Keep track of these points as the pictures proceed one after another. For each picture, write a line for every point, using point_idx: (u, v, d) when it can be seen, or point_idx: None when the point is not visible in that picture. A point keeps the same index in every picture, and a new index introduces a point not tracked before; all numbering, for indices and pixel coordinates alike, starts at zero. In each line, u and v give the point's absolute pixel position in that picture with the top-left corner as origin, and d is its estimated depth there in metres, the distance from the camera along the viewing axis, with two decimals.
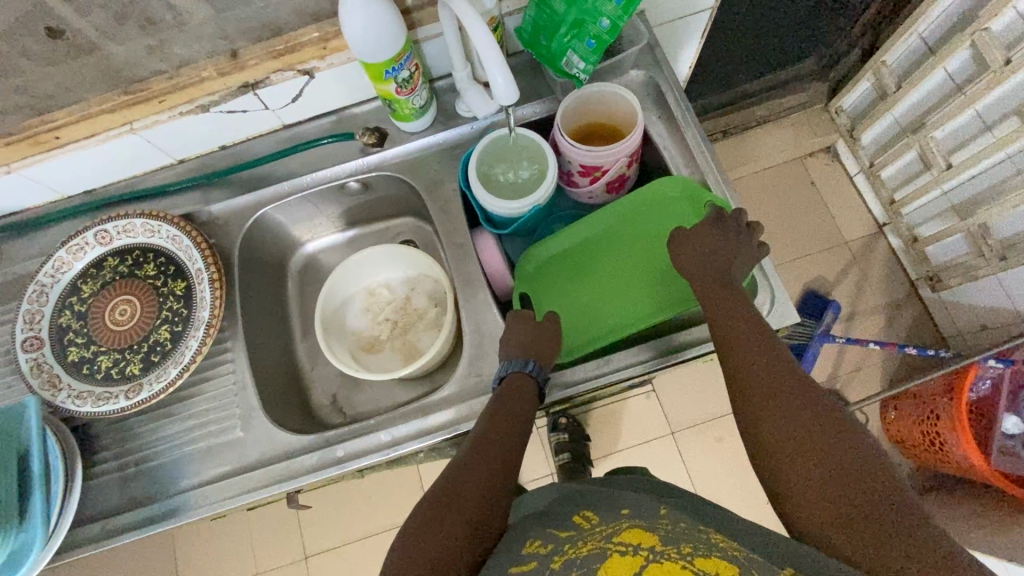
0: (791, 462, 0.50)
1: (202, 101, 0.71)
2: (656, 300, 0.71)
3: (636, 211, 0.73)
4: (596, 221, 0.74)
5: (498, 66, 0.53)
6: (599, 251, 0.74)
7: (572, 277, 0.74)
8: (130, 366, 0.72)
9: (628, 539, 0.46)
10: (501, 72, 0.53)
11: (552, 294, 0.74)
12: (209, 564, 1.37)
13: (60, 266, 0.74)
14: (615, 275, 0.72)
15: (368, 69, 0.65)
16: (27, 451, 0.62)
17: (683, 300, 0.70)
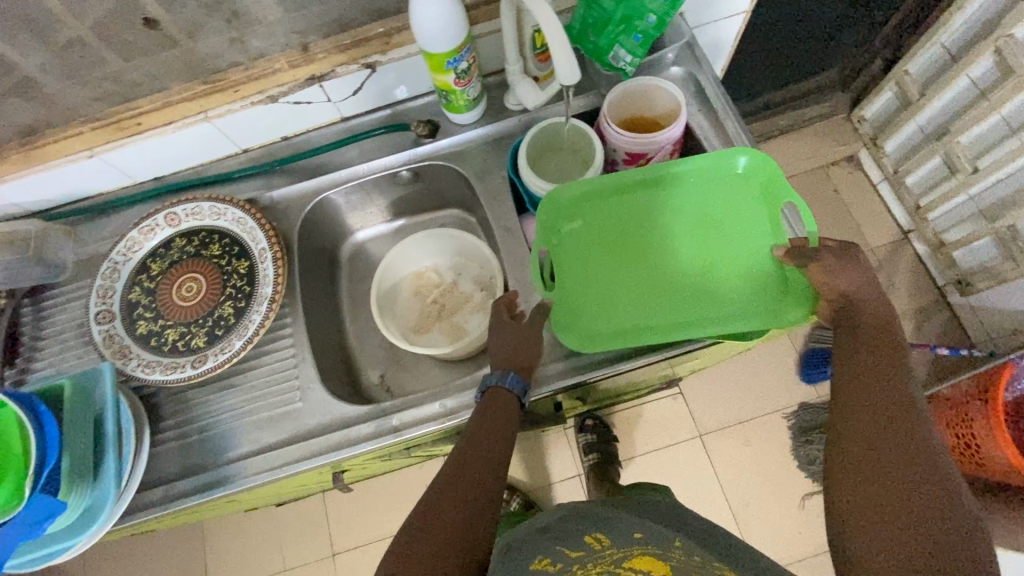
0: (861, 499, 0.46)
1: (272, 91, 0.76)
2: (667, 286, 0.69)
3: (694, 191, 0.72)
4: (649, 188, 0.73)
5: (564, 47, 0.59)
6: (643, 225, 0.72)
7: (599, 245, 0.72)
8: (196, 339, 0.75)
9: (639, 565, 0.51)
10: (566, 53, 0.59)
11: (573, 256, 0.72)
12: (237, 559, 1.38)
13: (132, 246, 0.79)
14: (645, 248, 0.71)
15: (430, 60, 0.70)
16: (102, 413, 0.65)
17: (714, 290, 0.68)
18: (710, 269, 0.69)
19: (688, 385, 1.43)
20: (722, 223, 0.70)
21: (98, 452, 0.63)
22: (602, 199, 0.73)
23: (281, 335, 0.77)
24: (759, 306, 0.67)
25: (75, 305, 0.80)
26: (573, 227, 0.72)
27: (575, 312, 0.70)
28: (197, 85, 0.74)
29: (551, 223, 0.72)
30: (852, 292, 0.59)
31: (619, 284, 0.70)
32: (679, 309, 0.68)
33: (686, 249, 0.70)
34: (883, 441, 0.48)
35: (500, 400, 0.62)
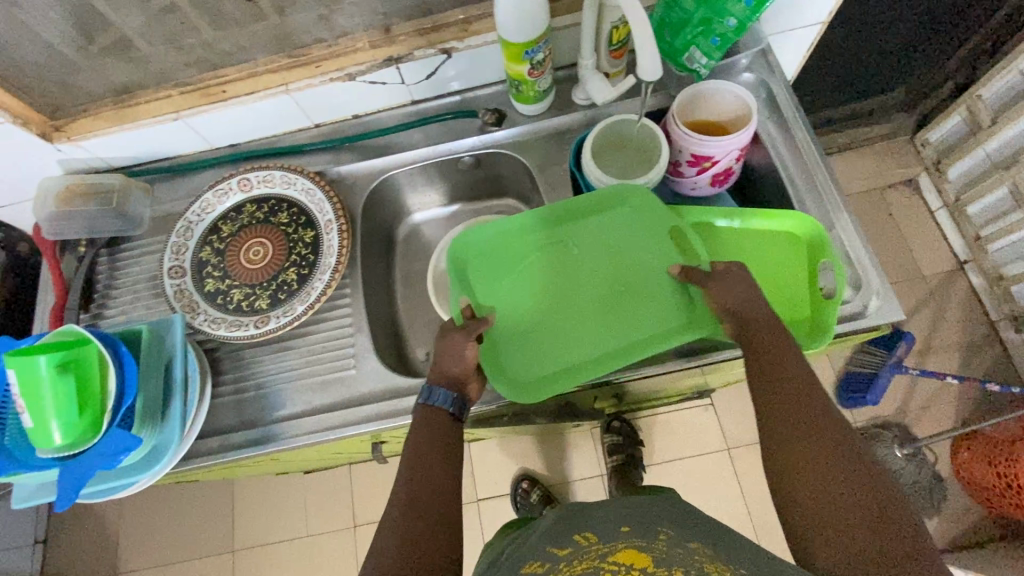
0: (815, 504, 0.50)
1: (351, 70, 0.78)
2: (588, 318, 0.70)
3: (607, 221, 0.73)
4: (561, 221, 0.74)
5: (649, 44, 0.60)
6: (552, 255, 0.73)
7: (512, 279, 0.72)
8: (259, 301, 0.79)
9: (622, 560, 0.50)
10: (650, 50, 0.60)
11: (484, 292, 0.72)
12: (263, 520, 1.43)
13: (206, 207, 0.83)
14: (561, 282, 0.72)
15: (508, 49, 0.71)
16: (172, 361, 0.69)
17: (630, 318, 0.69)
18: (618, 295, 0.71)
19: (720, 397, 1.42)
20: (633, 247, 0.72)
21: (167, 396, 0.67)
22: (500, 237, 0.75)
23: (339, 305, 0.79)
24: (670, 328, 0.68)
25: (148, 259, 0.84)
26: (479, 268, 0.73)
27: (495, 359, 0.69)
28: (283, 58, 0.77)
29: (448, 277, 0.74)
30: (745, 306, 0.62)
31: (533, 319, 0.71)
32: (597, 338, 0.69)
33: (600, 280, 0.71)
34: (824, 463, 0.52)
35: (429, 416, 0.62)
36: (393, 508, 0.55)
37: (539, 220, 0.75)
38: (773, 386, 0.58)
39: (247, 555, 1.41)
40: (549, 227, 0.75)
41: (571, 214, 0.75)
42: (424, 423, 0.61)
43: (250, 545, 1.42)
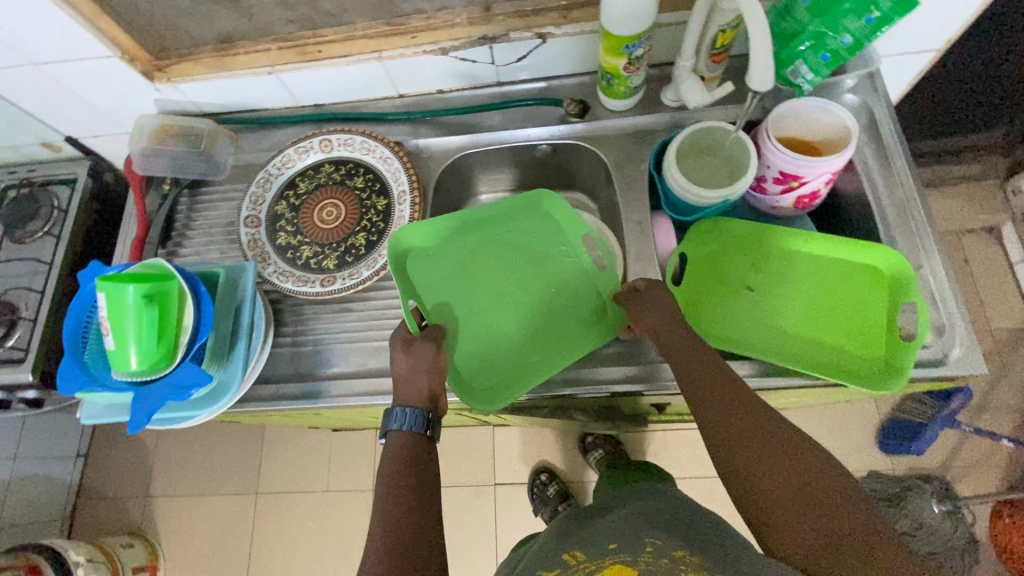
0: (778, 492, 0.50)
1: (445, 44, 0.78)
2: (510, 322, 0.74)
3: (517, 224, 0.78)
4: (478, 224, 0.78)
5: (768, 57, 0.58)
6: (483, 257, 0.77)
7: (456, 281, 0.75)
8: (326, 260, 0.81)
9: None
10: (768, 64, 0.59)
11: (436, 295, 0.74)
12: (288, 469, 1.49)
13: (286, 162, 0.85)
14: (484, 288, 0.75)
15: (608, 40, 0.70)
16: (241, 306, 0.72)
17: (541, 318, 0.74)
18: (536, 297, 0.75)
19: None
20: (549, 252, 0.76)
21: (233, 339, 0.70)
22: (447, 238, 0.77)
23: None
24: (588, 331, 0.72)
25: (225, 205, 0.87)
26: (426, 264, 0.75)
27: (456, 363, 0.71)
28: (381, 25, 0.78)
29: (405, 274, 0.74)
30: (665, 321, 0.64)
31: (476, 322, 0.74)
32: (525, 340, 0.73)
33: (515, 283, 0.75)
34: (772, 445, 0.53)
35: (401, 437, 0.60)
36: (370, 551, 0.51)
37: (476, 224, 0.77)
38: (697, 385, 0.58)
39: (269, 499, 1.47)
40: (481, 230, 0.78)
41: (499, 220, 0.78)
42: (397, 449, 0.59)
43: (273, 490, 1.48)
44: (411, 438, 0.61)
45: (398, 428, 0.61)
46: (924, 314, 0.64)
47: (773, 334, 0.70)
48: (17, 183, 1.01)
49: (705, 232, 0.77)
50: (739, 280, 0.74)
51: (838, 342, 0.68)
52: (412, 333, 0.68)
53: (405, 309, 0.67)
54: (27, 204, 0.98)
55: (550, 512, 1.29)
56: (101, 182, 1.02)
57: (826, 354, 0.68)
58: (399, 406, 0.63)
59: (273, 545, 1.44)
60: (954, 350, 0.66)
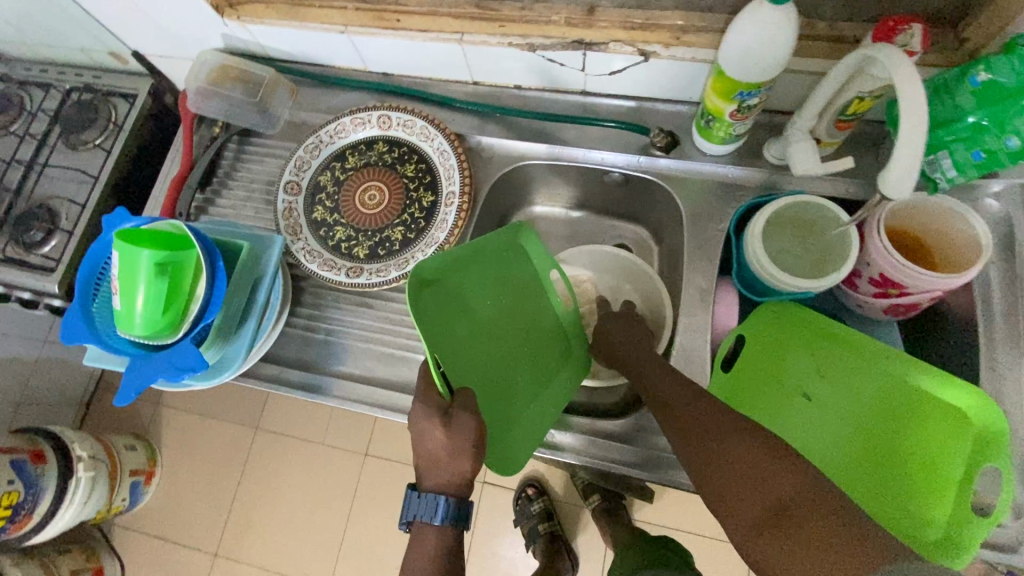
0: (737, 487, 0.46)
1: (534, 41, 0.69)
2: (510, 383, 0.65)
3: (492, 260, 0.66)
4: (459, 261, 0.64)
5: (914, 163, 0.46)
6: (475, 291, 0.65)
7: (458, 319, 0.63)
8: (358, 248, 0.76)
9: None
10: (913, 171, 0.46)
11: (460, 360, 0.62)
12: (291, 413, 1.50)
13: (340, 131, 0.79)
14: (480, 345, 0.64)
15: (721, 80, 0.60)
16: (259, 281, 0.68)
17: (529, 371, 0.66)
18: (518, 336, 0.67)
19: None
20: (526, 288, 0.67)
21: (244, 314, 0.67)
22: (448, 273, 0.63)
23: None
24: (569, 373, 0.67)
25: (271, 162, 0.83)
26: (435, 305, 0.61)
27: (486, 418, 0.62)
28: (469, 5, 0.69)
29: (424, 303, 0.60)
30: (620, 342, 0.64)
31: (484, 371, 0.64)
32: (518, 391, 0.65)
33: (499, 333, 0.66)
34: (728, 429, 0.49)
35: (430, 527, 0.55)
36: None
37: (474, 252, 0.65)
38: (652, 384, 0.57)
39: (267, 437, 1.50)
40: (475, 264, 0.65)
41: (489, 252, 0.65)
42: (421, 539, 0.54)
43: (272, 430, 1.50)
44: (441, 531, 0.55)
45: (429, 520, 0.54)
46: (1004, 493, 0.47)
47: (820, 454, 0.63)
48: (82, 87, 0.99)
49: (774, 317, 0.68)
50: (796, 384, 0.66)
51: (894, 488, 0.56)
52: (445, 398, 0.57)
53: (436, 368, 0.55)
54: (87, 111, 0.97)
55: (529, 526, 1.25)
56: (160, 104, 1.00)
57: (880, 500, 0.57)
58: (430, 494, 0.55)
59: (261, 481, 1.47)
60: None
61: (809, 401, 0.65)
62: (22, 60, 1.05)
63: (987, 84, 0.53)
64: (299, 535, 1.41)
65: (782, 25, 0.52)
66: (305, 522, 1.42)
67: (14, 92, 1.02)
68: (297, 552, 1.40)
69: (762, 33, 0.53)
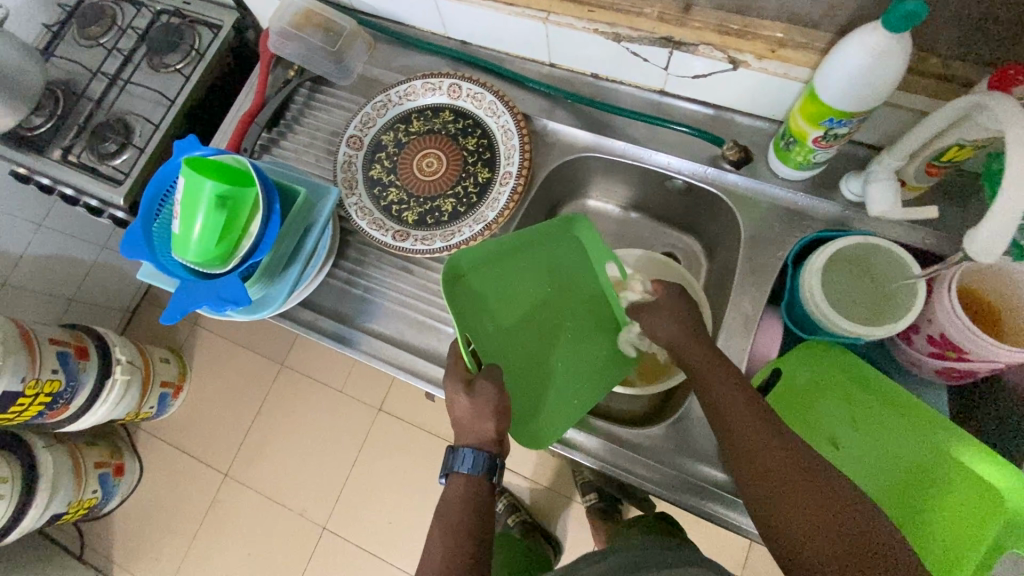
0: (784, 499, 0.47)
1: (621, 31, 0.66)
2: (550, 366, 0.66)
3: (534, 247, 0.68)
4: (499, 249, 0.67)
5: (1007, 231, 0.43)
6: (517, 282, 0.68)
7: (493, 305, 0.66)
8: (408, 212, 0.76)
9: None
10: (1004, 238, 0.44)
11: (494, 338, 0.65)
12: (315, 356, 1.55)
13: (409, 93, 0.79)
14: (519, 327, 0.67)
15: (812, 103, 0.57)
16: (309, 229, 0.69)
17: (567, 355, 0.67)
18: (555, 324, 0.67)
19: None
20: (568, 279, 0.69)
21: (291, 259, 0.68)
22: (488, 258, 0.67)
23: None
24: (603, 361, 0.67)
25: (338, 114, 0.84)
26: (470, 292, 0.66)
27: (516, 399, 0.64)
28: None
29: (457, 297, 0.65)
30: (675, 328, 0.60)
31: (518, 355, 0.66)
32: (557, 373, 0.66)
33: (537, 317, 0.67)
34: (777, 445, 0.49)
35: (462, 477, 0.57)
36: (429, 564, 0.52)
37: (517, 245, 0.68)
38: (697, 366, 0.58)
39: (290, 374, 1.55)
40: (517, 250, 0.68)
41: (533, 243, 0.68)
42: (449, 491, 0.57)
43: (295, 369, 1.56)
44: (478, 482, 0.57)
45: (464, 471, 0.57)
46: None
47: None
48: (171, 11, 1.02)
49: (824, 359, 0.65)
50: (827, 432, 0.63)
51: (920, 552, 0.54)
52: (471, 371, 0.61)
53: (463, 346, 0.60)
54: (173, 35, 0.99)
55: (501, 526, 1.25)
56: (241, 38, 1.02)
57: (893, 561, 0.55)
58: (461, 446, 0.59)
59: (277, 415, 1.53)
60: None
61: (836, 451, 0.62)
62: None
63: None
64: (305, 472, 1.47)
65: (896, 55, 0.48)
66: (312, 461, 1.48)
67: (107, 5, 1.05)
68: (300, 487, 1.46)
69: (873, 60, 0.49)
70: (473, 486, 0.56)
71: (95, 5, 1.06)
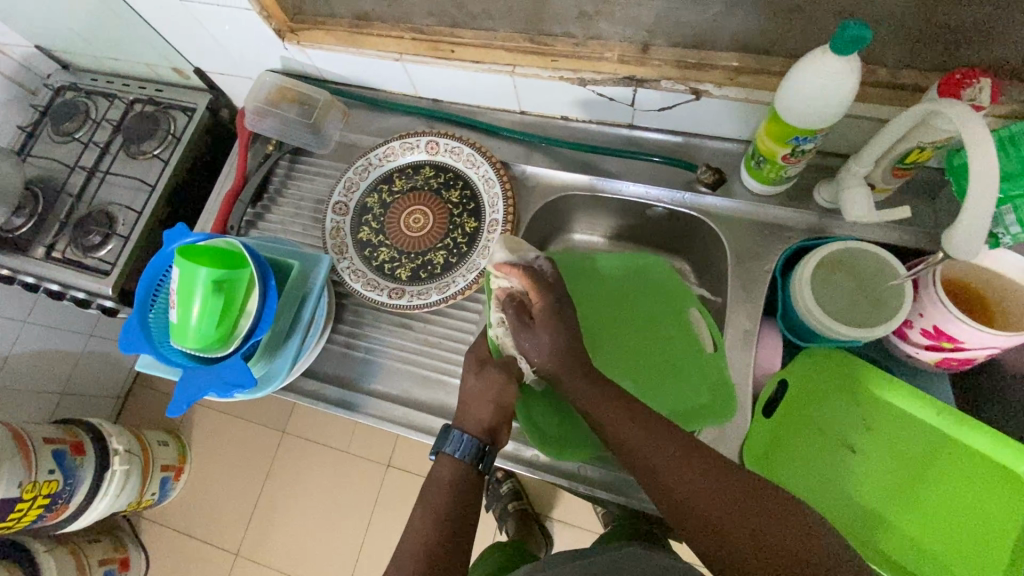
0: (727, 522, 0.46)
1: (585, 75, 0.69)
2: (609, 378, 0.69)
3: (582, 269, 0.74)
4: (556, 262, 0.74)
5: (982, 224, 0.45)
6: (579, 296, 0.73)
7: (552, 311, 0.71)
8: (400, 269, 0.77)
9: None
10: (979, 231, 0.46)
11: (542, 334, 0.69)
12: (318, 420, 1.53)
13: (389, 155, 0.81)
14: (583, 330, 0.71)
15: (777, 125, 0.60)
16: (306, 298, 0.69)
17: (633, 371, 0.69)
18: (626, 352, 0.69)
19: None
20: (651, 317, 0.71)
21: (290, 331, 0.68)
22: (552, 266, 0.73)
23: (470, 308, 0.76)
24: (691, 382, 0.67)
25: (321, 181, 0.86)
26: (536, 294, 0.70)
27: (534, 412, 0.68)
28: (522, 39, 0.70)
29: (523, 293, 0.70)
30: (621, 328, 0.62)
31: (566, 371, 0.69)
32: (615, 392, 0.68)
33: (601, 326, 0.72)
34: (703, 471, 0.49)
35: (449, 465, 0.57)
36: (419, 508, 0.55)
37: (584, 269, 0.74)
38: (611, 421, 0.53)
39: (293, 442, 1.52)
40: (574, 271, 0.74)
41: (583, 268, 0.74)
42: (440, 471, 0.57)
43: (298, 434, 1.53)
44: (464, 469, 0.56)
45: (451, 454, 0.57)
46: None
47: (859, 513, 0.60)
48: (145, 100, 1.04)
49: (825, 360, 0.65)
50: (841, 436, 0.64)
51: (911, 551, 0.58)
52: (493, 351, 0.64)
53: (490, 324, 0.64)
54: (148, 123, 1.01)
55: (499, 510, 1.32)
56: (216, 118, 1.04)
57: (921, 564, 0.57)
58: (457, 429, 0.58)
59: (283, 486, 1.49)
60: None
61: (853, 454, 0.63)
62: (90, 71, 1.10)
63: None
64: (320, 542, 1.43)
65: (848, 74, 0.51)
66: (325, 529, 1.43)
67: (80, 100, 1.07)
68: (314, 558, 1.41)
69: (829, 81, 0.52)
70: (458, 471, 0.56)
71: (68, 101, 1.07)
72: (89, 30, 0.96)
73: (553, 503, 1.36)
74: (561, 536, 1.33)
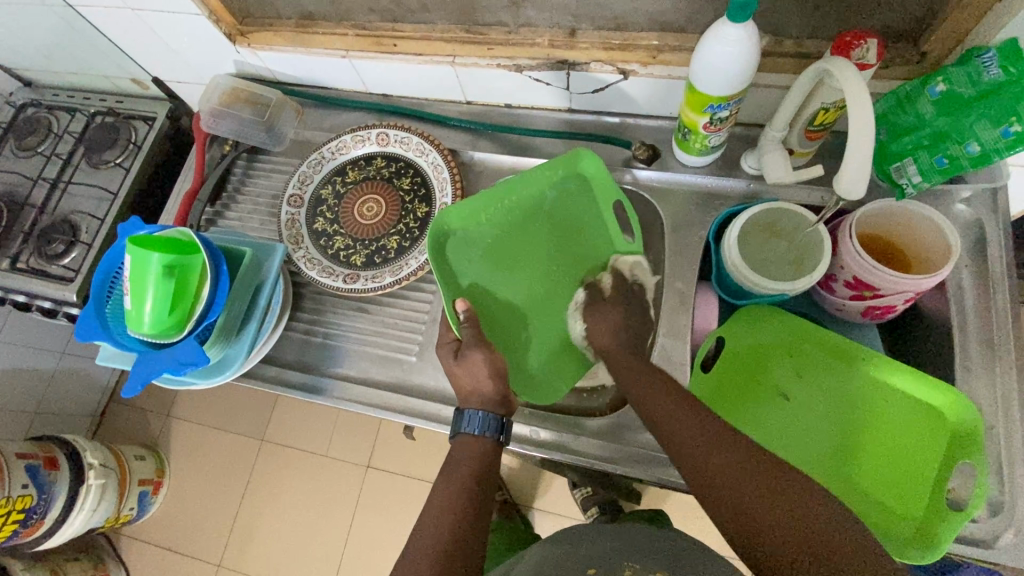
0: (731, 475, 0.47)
1: (521, 61, 0.73)
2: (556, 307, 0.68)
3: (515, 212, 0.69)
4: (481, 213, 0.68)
5: (867, 166, 0.49)
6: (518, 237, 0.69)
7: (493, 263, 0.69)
8: (355, 256, 0.80)
9: None
10: (865, 173, 0.50)
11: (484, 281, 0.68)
12: (296, 425, 1.53)
13: (341, 148, 0.84)
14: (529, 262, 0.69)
15: (694, 95, 0.64)
16: (261, 286, 0.72)
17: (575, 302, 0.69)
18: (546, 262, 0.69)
19: None
20: (586, 230, 0.69)
21: (246, 317, 0.71)
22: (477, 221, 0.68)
23: (424, 289, 0.79)
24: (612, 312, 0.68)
25: (278, 177, 0.89)
26: (464, 248, 0.68)
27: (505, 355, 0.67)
28: (459, 31, 0.74)
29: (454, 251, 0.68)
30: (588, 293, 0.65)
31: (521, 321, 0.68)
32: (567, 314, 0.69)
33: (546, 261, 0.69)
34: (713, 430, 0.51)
35: (472, 442, 0.58)
36: (440, 491, 0.55)
37: (526, 198, 0.69)
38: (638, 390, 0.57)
39: (272, 449, 1.52)
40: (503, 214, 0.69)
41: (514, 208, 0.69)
42: (459, 451, 0.58)
43: (278, 441, 1.53)
44: (485, 444, 0.58)
45: (470, 433, 0.58)
46: (981, 483, 0.53)
47: (795, 462, 0.63)
48: (105, 111, 1.06)
49: (758, 317, 0.69)
50: (776, 384, 0.68)
51: (841, 488, 0.61)
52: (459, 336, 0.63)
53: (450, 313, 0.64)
54: (109, 133, 1.04)
55: None
56: (177, 126, 1.06)
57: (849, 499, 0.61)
58: (468, 408, 0.59)
59: (265, 493, 1.49)
60: (991, 543, 0.57)
61: (788, 400, 0.67)
62: (53, 87, 1.12)
63: (947, 93, 0.57)
64: (302, 547, 1.42)
65: (746, 41, 0.56)
66: (308, 534, 1.43)
67: (42, 116, 1.09)
68: (298, 563, 1.41)
69: (733, 50, 0.56)
70: (478, 448, 0.58)
71: (30, 117, 1.09)
72: (48, 46, 0.99)
73: (534, 492, 1.37)
74: (543, 525, 1.34)
